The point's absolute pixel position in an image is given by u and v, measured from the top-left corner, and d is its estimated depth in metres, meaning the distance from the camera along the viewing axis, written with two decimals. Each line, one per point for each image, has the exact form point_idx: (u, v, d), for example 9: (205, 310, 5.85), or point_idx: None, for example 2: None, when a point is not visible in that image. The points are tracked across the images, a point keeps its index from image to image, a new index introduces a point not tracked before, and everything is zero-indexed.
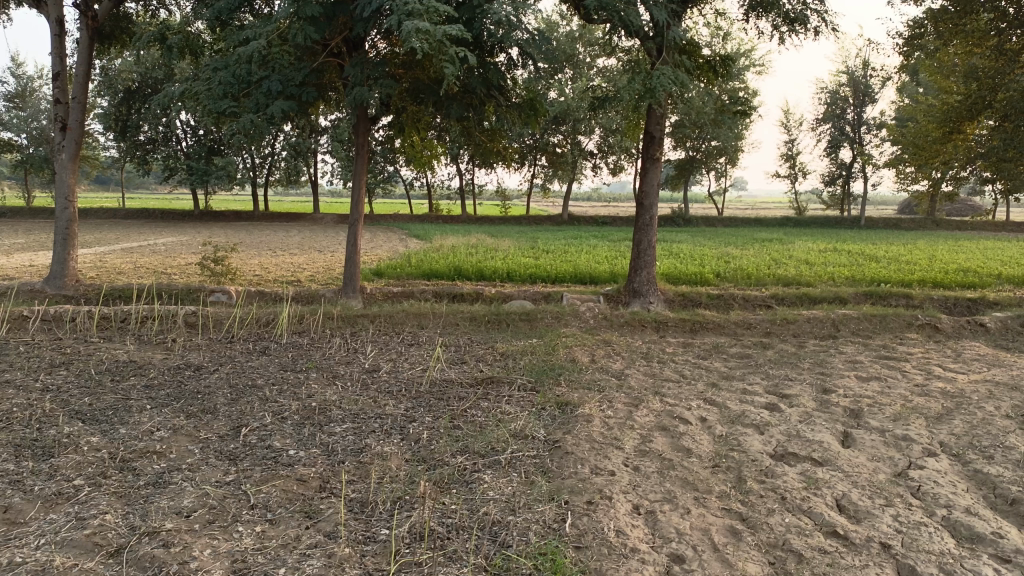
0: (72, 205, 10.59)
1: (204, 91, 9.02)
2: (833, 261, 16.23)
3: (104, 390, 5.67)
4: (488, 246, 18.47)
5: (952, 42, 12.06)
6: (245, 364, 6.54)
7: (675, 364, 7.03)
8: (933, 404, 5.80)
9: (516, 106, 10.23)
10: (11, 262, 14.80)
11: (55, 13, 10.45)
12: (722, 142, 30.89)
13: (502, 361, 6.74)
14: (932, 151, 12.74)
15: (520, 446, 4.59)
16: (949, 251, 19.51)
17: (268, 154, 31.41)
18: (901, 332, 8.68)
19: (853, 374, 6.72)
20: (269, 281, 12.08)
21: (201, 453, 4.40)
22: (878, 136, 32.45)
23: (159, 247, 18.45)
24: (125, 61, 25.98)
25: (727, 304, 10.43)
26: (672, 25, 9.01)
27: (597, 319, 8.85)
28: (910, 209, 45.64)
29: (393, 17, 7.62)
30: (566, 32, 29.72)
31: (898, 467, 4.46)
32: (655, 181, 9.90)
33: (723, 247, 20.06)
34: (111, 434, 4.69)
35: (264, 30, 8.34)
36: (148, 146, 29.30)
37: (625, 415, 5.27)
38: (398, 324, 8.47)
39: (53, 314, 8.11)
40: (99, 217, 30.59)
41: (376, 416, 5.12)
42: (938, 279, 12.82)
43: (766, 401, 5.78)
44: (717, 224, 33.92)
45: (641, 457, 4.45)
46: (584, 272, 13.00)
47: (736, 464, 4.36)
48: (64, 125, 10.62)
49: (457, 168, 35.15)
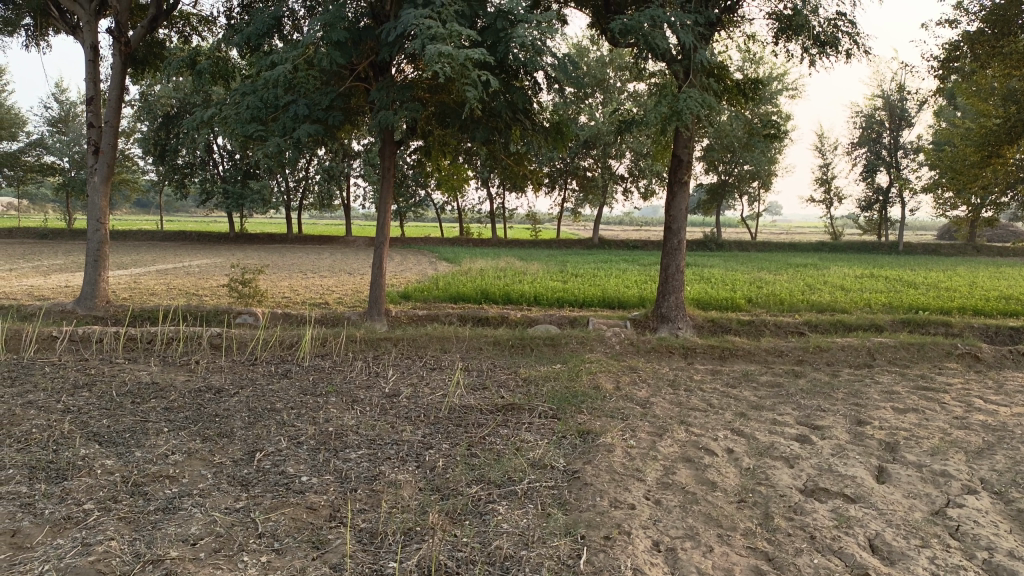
0: (104, 227, 10.75)
1: (233, 115, 9.11)
2: (870, 287, 15.85)
3: (123, 411, 5.66)
4: (517, 270, 18.38)
5: (989, 65, 11.76)
6: (265, 387, 6.50)
7: (703, 392, 6.84)
8: (973, 438, 5.55)
9: (542, 131, 10.20)
10: (47, 283, 15.08)
11: (91, 39, 10.68)
12: (755, 167, 30.59)
13: (525, 388, 6.61)
14: (969, 175, 12.40)
15: (537, 476, 4.46)
16: (990, 277, 18.98)
17: (302, 178, 31.82)
18: (940, 361, 8.38)
19: (888, 406, 6.47)
20: (296, 303, 12.09)
21: (214, 478, 4.33)
22: (916, 160, 31.90)
23: (193, 269, 18.66)
24: (164, 87, 26.54)
25: (758, 330, 10.19)
26: (700, 47, 8.90)
27: (623, 345, 8.69)
28: (950, 234, 44.69)
29: (417, 41, 7.63)
30: (597, 57, 29.78)
31: (936, 505, 4.24)
32: (683, 205, 9.77)
33: (757, 272, 19.77)
34: (125, 457, 4.66)
35: (291, 54, 8.40)
36: (186, 170, 29.89)
37: (648, 445, 5.11)
38: (421, 348, 8.39)
39: (81, 335, 8.18)
40: (138, 239, 31.20)
41: (392, 442, 5.03)
42: (979, 306, 12.46)
43: (797, 432, 5.57)
44: (750, 248, 33.55)
45: (663, 490, 4.29)
46: (612, 296, 12.86)
47: (764, 499, 4.17)
48: (97, 149, 10.83)
49: (488, 191, 35.31)
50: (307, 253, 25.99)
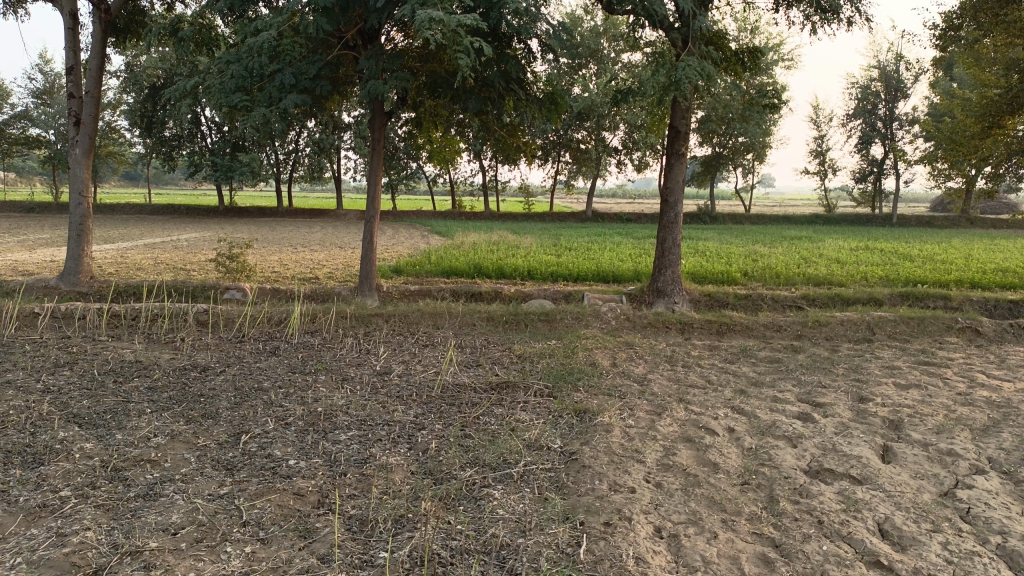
0: (86, 201, 10.46)
1: (217, 85, 8.82)
2: (866, 260, 15.69)
3: (105, 392, 5.47)
4: (510, 243, 18.16)
5: (992, 34, 11.52)
6: (252, 365, 6.31)
7: (701, 369, 6.70)
8: (978, 415, 5.43)
9: (537, 101, 9.92)
10: (33, 258, 14.80)
11: (69, 7, 10.32)
12: (749, 139, 30.29)
13: (519, 364, 6.47)
14: (969, 146, 12.25)
15: (534, 458, 4.31)
16: (986, 250, 18.84)
17: (291, 150, 31.39)
18: (940, 335, 8.26)
19: (890, 382, 6.33)
20: (286, 278, 11.85)
21: (197, 462, 4.16)
22: (911, 131, 31.66)
23: (181, 243, 18.37)
24: (150, 58, 25.97)
25: (755, 305, 10.04)
26: (698, 14, 8.67)
27: (619, 320, 8.53)
28: (944, 206, 44.61)
29: (408, 6, 7.34)
30: (590, 27, 29.30)
31: (944, 486, 4.11)
32: (680, 177, 9.55)
33: (752, 245, 19.59)
34: (106, 439, 4.49)
35: (276, 20, 8.09)
36: (173, 143, 29.46)
37: (648, 425, 4.95)
38: (413, 324, 8.20)
39: (63, 311, 7.96)
40: (126, 213, 30.85)
41: (383, 423, 4.86)
42: (976, 279, 12.33)
43: (798, 410, 5.43)
44: (745, 221, 33.39)
45: (663, 472, 4.15)
46: (607, 270, 12.69)
47: (768, 481, 4.03)
48: (78, 120, 10.50)
49: (480, 164, 34.98)
50: (297, 226, 25.70)
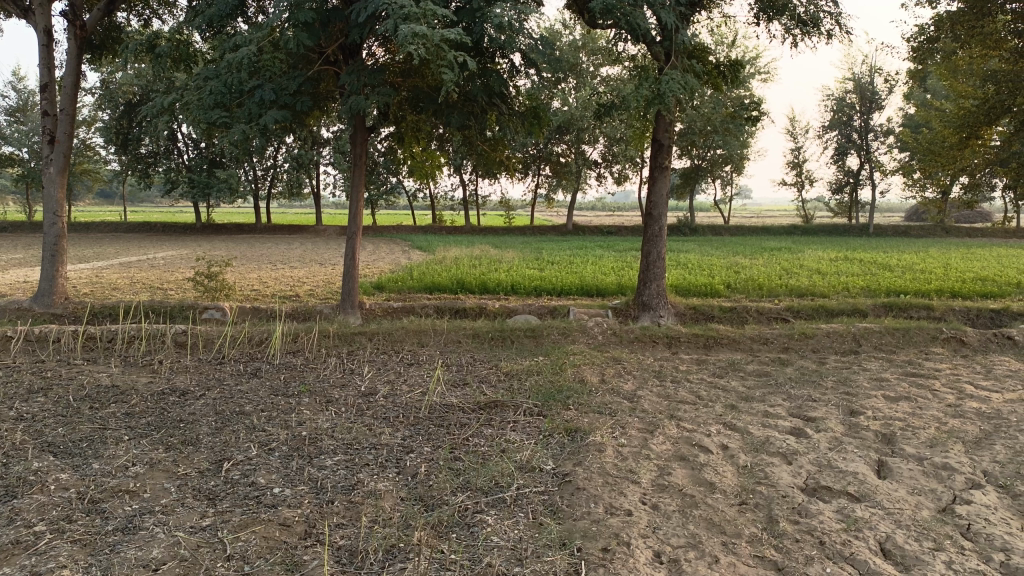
0: (60, 220, 10.24)
1: (195, 102, 8.68)
2: (846, 271, 15.80)
3: (81, 418, 5.29)
4: (492, 258, 18.11)
5: (969, 46, 11.60)
6: (234, 388, 6.15)
7: (690, 384, 6.63)
8: (970, 427, 5.40)
9: (518, 115, 9.88)
10: (5, 278, 14.48)
11: (42, 23, 10.13)
12: (727, 151, 30.53)
13: (507, 383, 6.37)
14: (948, 157, 12.33)
15: (526, 481, 4.21)
16: (963, 259, 19.05)
17: (269, 166, 31.14)
18: (926, 346, 8.26)
19: (880, 394, 6.30)
20: (266, 297, 11.67)
21: (178, 492, 4.01)
22: (886, 143, 32.06)
23: (157, 262, 18.08)
24: (126, 74, 25.68)
25: (741, 317, 10.02)
26: (681, 28, 8.68)
27: (606, 335, 8.47)
28: (920, 215, 45.11)
29: (390, 21, 7.26)
30: (569, 41, 29.39)
31: (942, 502, 4.06)
32: (663, 190, 9.53)
33: (733, 257, 19.66)
34: (83, 469, 4.33)
35: (255, 36, 7.98)
36: (150, 160, 29.11)
37: (640, 443, 4.87)
38: (398, 342, 8.07)
39: (37, 334, 7.75)
40: (101, 231, 30.44)
41: (371, 447, 4.74)
42: (957, 289, 12.42)
43: (791, 425, 5.37)
44: (724, 232, 33.59)
45: (659, 493, 4.06)
46: (590, 284, 12.66)
47: (765, 501, 3.96)
48: (52, 138, 10.29)
49: (460, 178, 34.94)
50: (276, 243, 25.50)
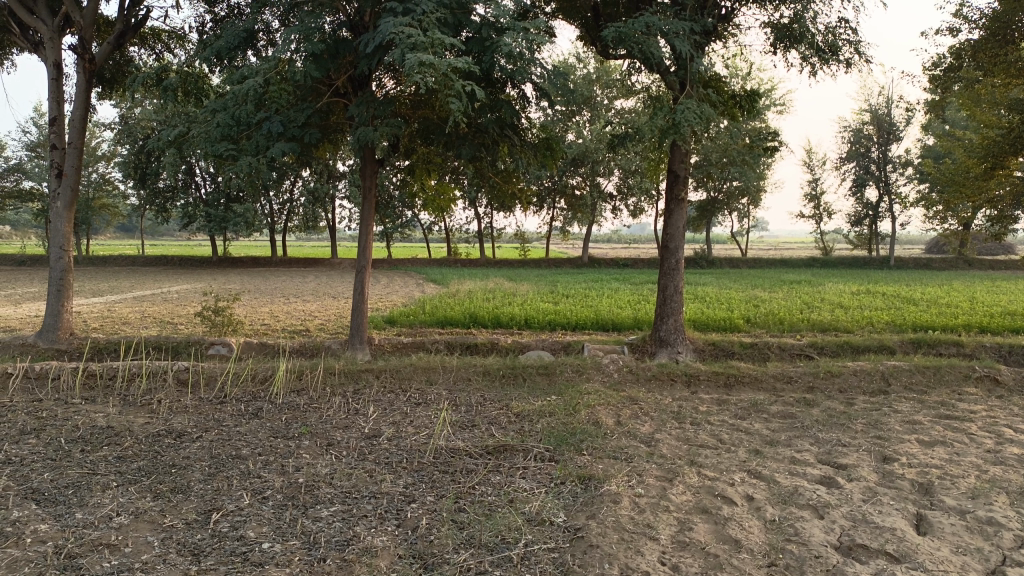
0: (67, 254, 10.06)
1: (203, 133, 8.54)
2: (869, 304, 15.39)
3: (70, 462, 5.04)
4: (507, 291, 17.87)
5: (991, 74, 11.31)
6: (232, 429, 5.89)
7: (711, 427, 6.28)
8: (1013, 476, 5.02)
9: (531, 147, 9.67)
10: (17, 313, 14.37)
11: (52, 57, 10.05)
12: (743, 183, 30.25)
13: (517, 425, 6.06)
14: (973, 187, 12.00)
15: (536, 536, 3.89)
16: (989, 292, 18.53)
17: (286, 199, 31.21)
18: (958, 385, 7.87)
19: (914, 439, 5.92)
20: (275, 331, 11.42)
21: (162, 546, 3.74)
22: (905, 174, 31.65)
23: (169, 295, 17.93)
24: (145, 110, 25.93)
25: (761, 354, 9.66)
26: (696, 57, 8.47)
27: (622, 372, 8.16)
28: (941, 248, 44.35)
29: (397, 51, 7.09)
30: (584, 75, 29.43)
31: (991, 563, 3.70)
32: (680, 223, 9.24)
33: (752, 290, 19.29)
34: (64, 520, 4.06)
35: (263, 67, 7.84)
36: (167, 194, 29.26)
37: (658, 493, 4.55)
38: (406, 380, 7.79)
39: (37, 371, 7.57)
40: (119, 265, 30.56)
41: (370, 495, 4.45)
42: (985, 323, 11.99)
43: (820, 474, 5.02)
44: (742, 266, 33.18)
45: (680, 551, 3.73)
46: (606, 319, 12.33)
47: (797, 562, 3.62)
48: (60, 171, 10.14)
49: (475, 212, 34.86)
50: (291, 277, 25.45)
